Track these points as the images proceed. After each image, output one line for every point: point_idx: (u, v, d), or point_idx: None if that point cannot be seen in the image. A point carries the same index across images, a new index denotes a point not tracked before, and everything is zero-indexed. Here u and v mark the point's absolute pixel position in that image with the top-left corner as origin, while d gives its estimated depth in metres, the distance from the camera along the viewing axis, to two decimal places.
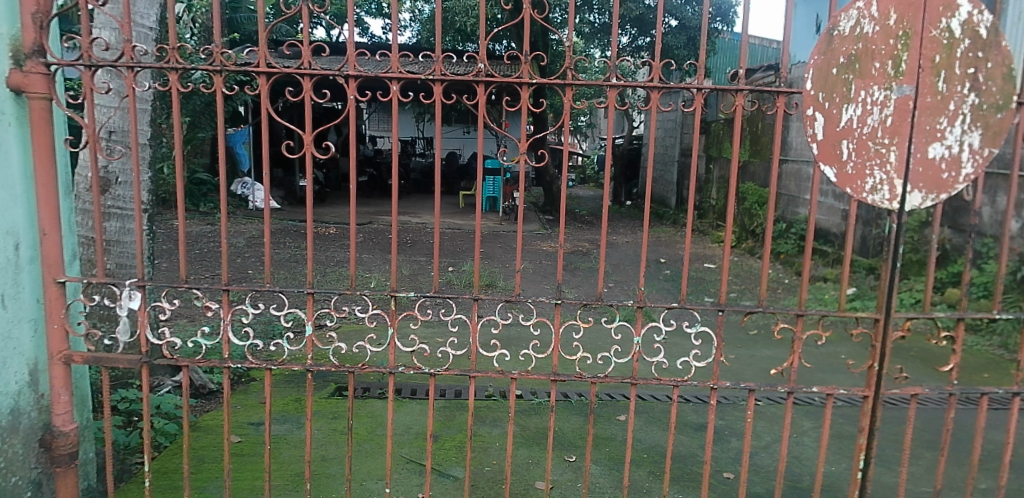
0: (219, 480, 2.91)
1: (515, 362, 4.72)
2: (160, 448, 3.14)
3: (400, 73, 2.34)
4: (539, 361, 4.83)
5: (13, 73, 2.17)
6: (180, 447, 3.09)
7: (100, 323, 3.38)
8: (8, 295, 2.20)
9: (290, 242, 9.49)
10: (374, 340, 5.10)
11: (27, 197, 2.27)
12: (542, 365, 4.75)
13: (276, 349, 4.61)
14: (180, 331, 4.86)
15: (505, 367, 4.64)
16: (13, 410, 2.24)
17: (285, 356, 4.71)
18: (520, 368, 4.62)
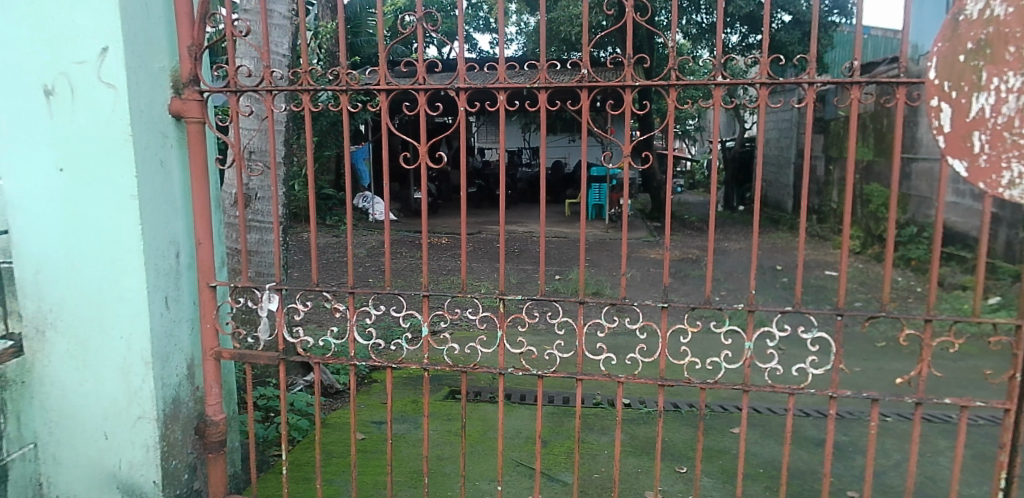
0: (346, 474, 3.13)
1: (621, 367, 4.74)
2: (294, 442, 3.42)
3: (507, 84, 2.44)
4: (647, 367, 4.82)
5: (174, 100, 2.46)
6: (311, 442, 3.34)
7: (243, 325, 3.73)
8: (172, 297, 2.49)
9: (406, 252, 9.95)
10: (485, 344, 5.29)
11: (186, 210, 2.57)
12: (649, 371, 4.74)
13: (396, 349, 4.89)
14: (311, 332, 5.27)
15: (612, 371, 4.67)
16: (175, 398, 2.52)
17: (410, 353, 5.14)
18: (625, 373, 4.63)
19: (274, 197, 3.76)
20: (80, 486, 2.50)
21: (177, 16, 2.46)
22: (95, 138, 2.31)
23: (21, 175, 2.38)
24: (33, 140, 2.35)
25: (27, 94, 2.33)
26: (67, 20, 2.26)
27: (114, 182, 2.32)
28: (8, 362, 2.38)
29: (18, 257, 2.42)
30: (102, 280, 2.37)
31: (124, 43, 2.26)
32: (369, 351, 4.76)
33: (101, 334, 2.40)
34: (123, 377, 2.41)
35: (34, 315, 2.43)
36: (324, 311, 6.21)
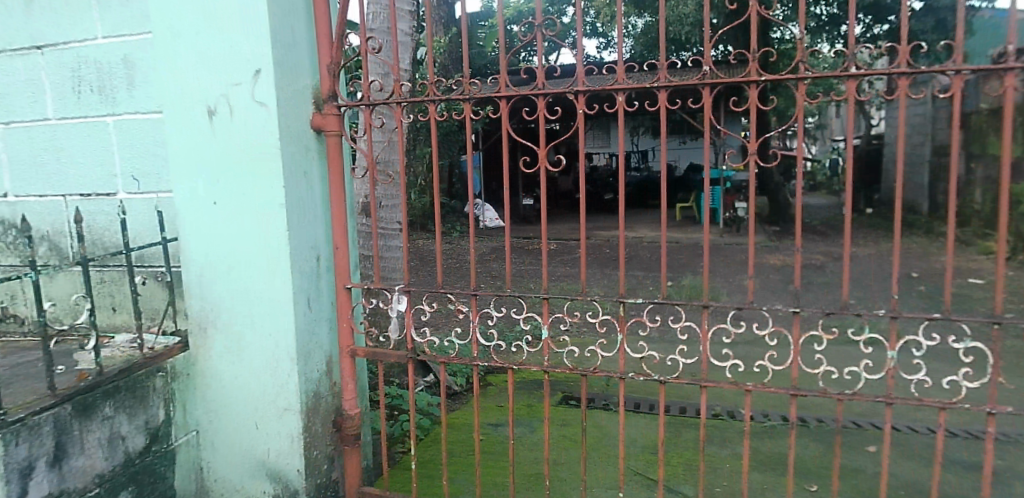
0: (467, 473, 3.21)
1: (750, 374, 4.63)
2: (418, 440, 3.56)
3: (627, 85, 2.43)
4: (778, 376, 4.68)
5: (315, 116, 2.65)
6: (434, 440, 3.46)
7: (375, 325, 3.96)
8: (314, 298, 2.67)
9: (516, 260, 10.14)
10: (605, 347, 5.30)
11: (324, 217, 2.76)
12: (780, 379, 4.60)
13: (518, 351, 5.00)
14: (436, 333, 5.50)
15: (739, 378, 4.58)
16: (317, 392, 2.69)
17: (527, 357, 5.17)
18: (754, 380, 4.53)
19: (400, 206, 4.01)
20: (234, 472, 2.69)
21: (317, 39, 2.66)
22: (249, 152, 2.52)
23: (187, 187, 2.62)
24: (197, 156, 2.58)
25: (192, 115, 2.57)
26: (227, 47, 2.49)
27: (265, 192, 2.52)
28: (177, 356, 2.62)
29: (185, 260, 2.66)
30: (254, 282, 2.57)
31: (274, 66, 2.46)
32: (491, 352, 4.90)
33: (253, 331, 2.60)
34: (272, 371, 2.59)
35: (197, 314, 2.66)
36: (444, 313, 6.38)
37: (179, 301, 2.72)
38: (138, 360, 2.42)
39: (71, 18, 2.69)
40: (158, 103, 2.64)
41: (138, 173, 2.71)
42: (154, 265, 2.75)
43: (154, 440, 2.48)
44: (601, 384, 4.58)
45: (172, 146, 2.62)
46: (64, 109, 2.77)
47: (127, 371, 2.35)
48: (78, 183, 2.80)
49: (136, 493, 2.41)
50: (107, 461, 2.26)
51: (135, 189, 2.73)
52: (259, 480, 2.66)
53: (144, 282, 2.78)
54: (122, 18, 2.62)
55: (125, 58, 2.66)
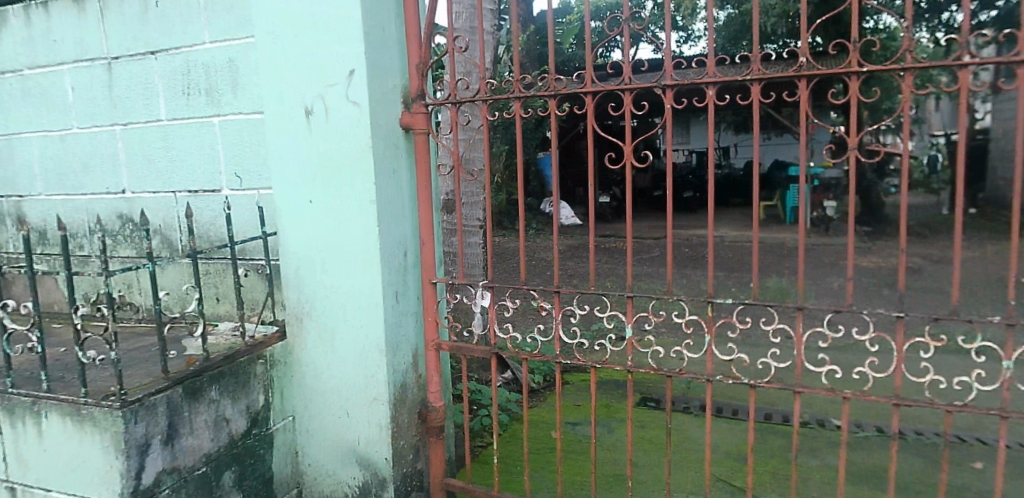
0: (545, 471, 3.20)
1: (848, 381, 4.45)
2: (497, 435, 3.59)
3: (717, 78, 2.35)
4: (880, 384, 4.47)
5: (405, 114, 2.72)
6: (513, 436, 3.48)
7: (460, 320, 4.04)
8: (401, 292, 2.74)
9: (592, 258, 10.12)
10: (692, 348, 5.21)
11: (411, 214, 2.82)
12: (882, 387, 4.40)
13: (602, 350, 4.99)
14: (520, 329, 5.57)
15: (837, 386, 4.41)
16: (404, 384, 2.76)
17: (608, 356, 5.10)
18: (854, 388, 4.35)
19: (481, 202, 4.13)
20: (326, 458, 2.80)
21: (407, 40, 2.74)
22: (342, 150, 2.61)
23: (285, 184, 2.74)
24: (295, 154, 2.70)
25: (291, 115, 2.68)
26: (323, 49, 2.59)
27: (357, 188, 2.60)
28: (275, 345, 2.75)
29: (283, 254, 2.79)
30: (346, 275, 2.67)
31: (367, 66, 2.54)
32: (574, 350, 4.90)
33: (346, 323, 2.69)
34: (362, 362, 2.67)
35: (294, 305, 2.78)
36: (525, 310, 6.40)
37: (278, 293, 2.85)
38: (240, 349, 2.56)
39: (180, 24, 2.85)
40: (260, 104, 2.77)
41: (241, 171, 2.86)
42: (255, 258, 2.90)
43: (254, 423, 2.62)
44: (680, 386, 4.48)
45: (272, 144, 2.74)
46: (175, 110, 2.94)
47: (231, 358, 2.49)
48: (187, 181, 2.98)
49: (238, 473, 2.54)
50: (213, 442, 2.39)
51: (238, 185, 2.88)
52: (350, 467, 2.76)
53: (246, 274, 2.92)
54: (227, 23, 2.76)
55: (229, 61, 2.80)
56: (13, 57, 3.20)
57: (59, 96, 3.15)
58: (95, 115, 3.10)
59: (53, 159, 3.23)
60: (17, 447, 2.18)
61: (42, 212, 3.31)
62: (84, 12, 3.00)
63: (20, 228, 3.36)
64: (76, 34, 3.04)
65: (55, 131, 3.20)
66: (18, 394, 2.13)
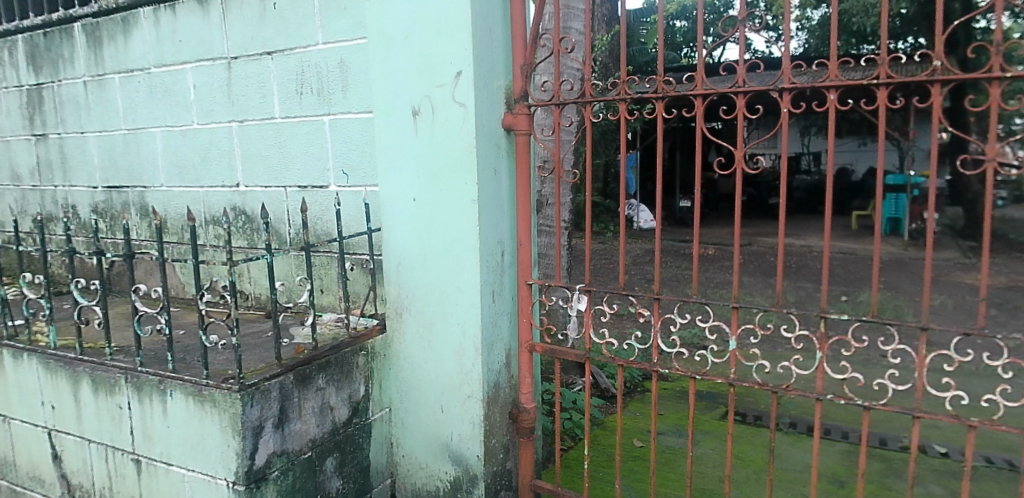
0: (620, 480, 3.12)
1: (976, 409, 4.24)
2: (574, 439, 3.54)
3: (839, 82, 2.19)
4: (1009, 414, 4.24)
5: (507, 115, 2.73)
6: (589, 441, 3.42)
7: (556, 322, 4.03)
8: (497, 292, 2.74)
9: (671, 263, 9.96)
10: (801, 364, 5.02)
11: (510, 214, 2.83)
12: (1011, 417, 4.16)
13: (703, 360, 4.89)
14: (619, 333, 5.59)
15: (964, 412, 4.21)
16: (497, 383, 2.77)
17: (708, 366, 4.95)
18: (983, 415, 4.13)
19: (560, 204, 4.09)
20: (420, 450, 2.86)
21: (513, 40, 2.74)
22: (447, 150, 2.65)
23: (391, 181, 2.81)
24: (400, 152, 2.77)
25: (399, 114, 2.75)
26: (432, 50, 2.63)
27: (460, 187, 2.63)
28: (376, 337, 2.84)
29: (386, 250, 2.86)
30: (445, 272, 2.71)
31: (474, 67, 2.55)
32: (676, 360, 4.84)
33: (444, 320, 2.73)
34: (459, 360, 2.70)
35: (394, 300, 2.85)
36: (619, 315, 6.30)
37: (380, 287, 2.93)
38: (344, 340, 2.65)
39: (296, 25, 2.97)
40: (369, 103, 2.86)
41: (348, 168, 2.96)
42: (359, 253, 2.99)
43: (356, 413, 2.71)
44: (768, 402, 4.31)
45: (380, 142, 2.82)
46: (289, 109, 3.07)
47: (337, 348, 2.58)
48: (298, 177, 3.10)
49: (340, 459, 2.63)
50: (319, 428, 2.48)
51: (345, 182, 2.98)
52: (442, 461, 2.80)
53: (351, 268, 3.02)
54: (340, 24, 2.85)
55: (341, 62, 2.90)
56: (141, 56, 3.41)
57: (182, 94, 3.34)
58: (215, 112, 3.27)
59: (174, 152, 3.43)
60: (144, 422, 2.32)
61: (165, 203, 3.53)
62: (209, 13, 3.16)
63: (144, 217, 3.60)
64: (200, 36, 3.21)
65: (178, 127, 3.40)
66: (147, 372, 2.27)
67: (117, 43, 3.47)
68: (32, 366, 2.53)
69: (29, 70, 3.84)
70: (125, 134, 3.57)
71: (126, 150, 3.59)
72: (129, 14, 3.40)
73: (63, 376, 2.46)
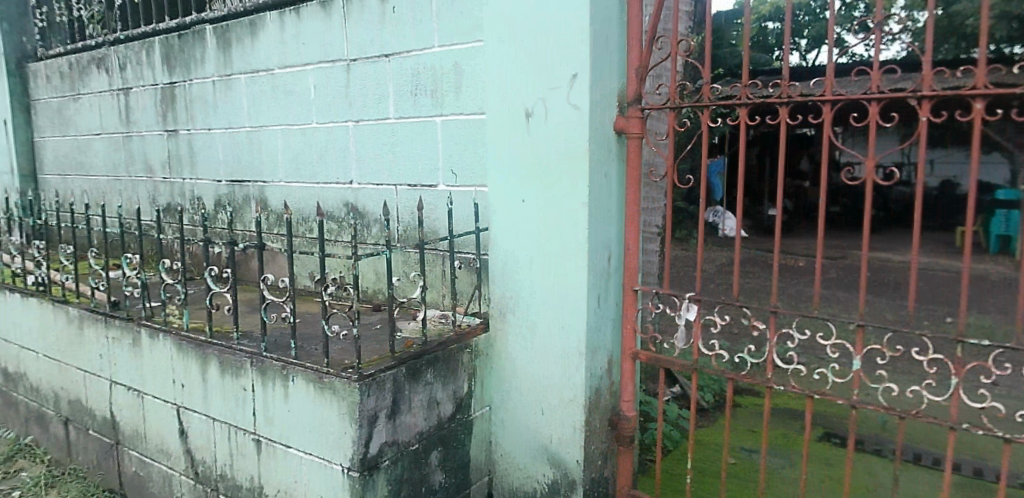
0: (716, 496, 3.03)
1: None
2: (667, 451, 3.48)
3: (989, 89, 1.97)
4: None
5: (619, 118, 2.69)
6: (683, 454, 3.35)
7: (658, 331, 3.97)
8: (603, 297, 2.70)
9: (758, 273, 9.63)
10: (932, 391, 4.64)
11: (618, 219, 2.79)
12: None
13: (821, 378, 4.63)
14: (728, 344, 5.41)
15: None
16: (598, 390, 2.73)
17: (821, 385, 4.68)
18: None
19: (660, 209, 4.02)
20: (519, 451, 2.87)
21: (628, 42, 2.70)
22: (558, 152, 2.64)
23: (500, 182, 2.84)
24: (510, 153, 2.79)
25: (512, 116, 2.76)
26: (548, 53, 2.63)
27: (570, 190, 2.61)
28: (479, 336, 2.88)
29: (493, 250, 2.89)
30: (551, 275, 2.70)
31: (590, 70, 2.53)
32: (791, 378, 4.62)
33: (548, 321, 2.72)
34: (562, 364, 2.69)
35: (498, 300, 2.87)
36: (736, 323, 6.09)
37: (485, 286, 2.97)
38: (451, 337, 2.70)
39: (415, 28, 3.05)
40: (481, 105, 2.90)
41: (457, 168, 3.02)
42: (466, 252, 3.04)
43: (459, 409, 2.75)
44: (868, 425, 3.89)
45: (491, 144, 2.85)
46: (403, 110, 3.16)
47: (444, 345, 2.63)
48: (408, 176, 3.19)
49: (443, 454, 2.68)
50: (426, 421, 2.54)
51: (454, 181, 3.04)
52: (541, 463, 2.81)
53: (459, 267, 3.09)
54: (457, 27, 2.91)
55: (456, 64, 2.95)
56: (266, 57, 3.60)
57: (302, 93, 3.51)
58: (332, 112, 3.41)
59: (293, 149, 3.61)
60: (265, 406, 2.44)
61: (281, 197, 3.72)
62: (331, 16, 3.30)
63: (262, 210, 3.81)
64: (321, 38, 3.36)
65: (297, 125, 3.57)
66: (271, 357, 2.40)
67: (244, 45, 3.68)
68: (166, 346, 2.72)
69: (163, 69, 4.13)
70: (248, 131, 3.78)
71: (249, 146, 3.80)
72: (255, 18, 3.60)
73: (193, 357, 2.63)
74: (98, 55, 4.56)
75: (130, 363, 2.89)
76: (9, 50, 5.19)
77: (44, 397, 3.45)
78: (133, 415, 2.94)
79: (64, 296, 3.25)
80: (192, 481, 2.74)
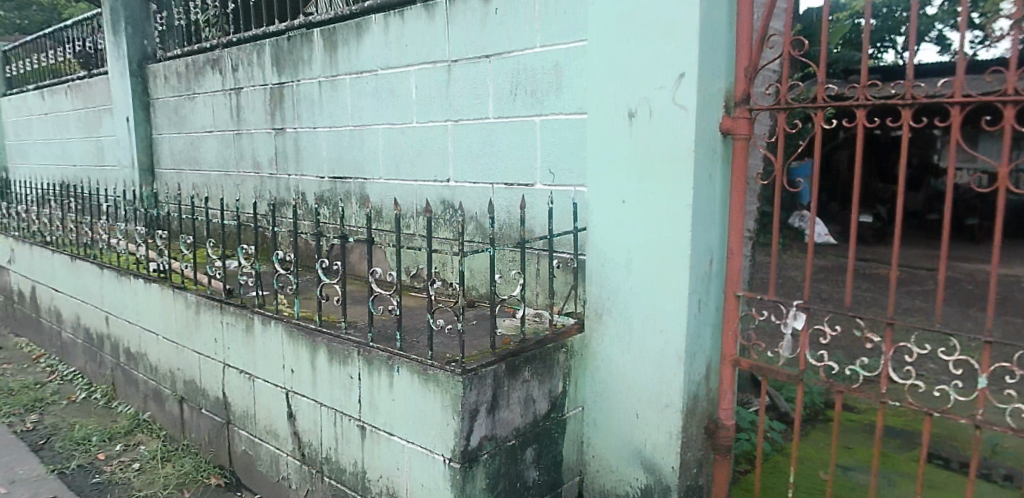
0: None
1: None
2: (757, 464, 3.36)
3: None
4: None
5: (726, 119, 2.62)
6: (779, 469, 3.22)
7: None
8: (705, 301, 2.63)
9: (847, 281, 9.19)
10: None
11: (721, 221, 2.72)
12: None
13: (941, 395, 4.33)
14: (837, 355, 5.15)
15: None
16: (696, 396, 2.67)
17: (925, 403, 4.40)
18: None
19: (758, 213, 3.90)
20: (612, 452, 2.85)
21: (738, 42, 2.63)
22: (662, 153, 2.60)
23: (599, 182, 2.83)
24: (612, 154, 2.77)
25: (614, 116, 2.74)
26: (653, 52, 2.59)
27: (673, 192, 2.57)
28: (574, 336, 2.89)
29: (590, 250, 2.89)
30: (650, 277, 2.66)
31: (698, 70, 2.47)
32: (908, 392, 4.34)
33: (646, 324, 2.69)
34: (659, 368, 2.65)
35: (595, 300, 2.87)
36: (846, 336, 5.78)
37: (582, 286, 2.97)
38: (547, 336, 2.72)
39: (517, 29, 3.08)
40: (582, 105, 2.90)
41: (556, 168, 3.04)
42: (564, 251, 3.05)
43: (554, 407, 2.77)
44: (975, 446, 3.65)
45: (592, 143, 2.85)
46: (503, 110, 3.20)
47: (541, 344, 2.65)
48: (506, 175, 3.24)
49: (538, 451, 2.70)
50: (523, 418, 2.57)
51: (552, 181, 3.06)
52: (635, 467, 2.78)
53: (557, 266, 3.10)
54: (560, 27, 2.92)
55: (558, 65, 2.96)
56: (370, 59, 3.73)
57: (404, 93, 3.61)
58: (432, 112, 3.50)
59: (394, 148, 3.72)
60: (371, 394, 2.53)
61: (381, 193, 3.85)
62: (434, 19, 3.38)
63: (361, 205, 3.95)
64: (425, 40, 3.45)
65: (398, 124, 3.68)
66: (378, 348, 2.49)
67: (350, 47, 3.82)
68: (277, 333, 2.87)
69: (272, 70, 4.35)
70: (351, 129, 3.93)
71: (351, 144, 3.95)
72: (361, 21, 3.74)
73: (302, 344, 2.76)
74: (213, 57, 4.85)
75: (243, 347, 3.06)
76: (133, 52, 5.62)
77: (161, 376, 3.71)
78: (244, 397, 3.12)
79: (183, 283, 3.48)
80: (297, 462, 2.88)
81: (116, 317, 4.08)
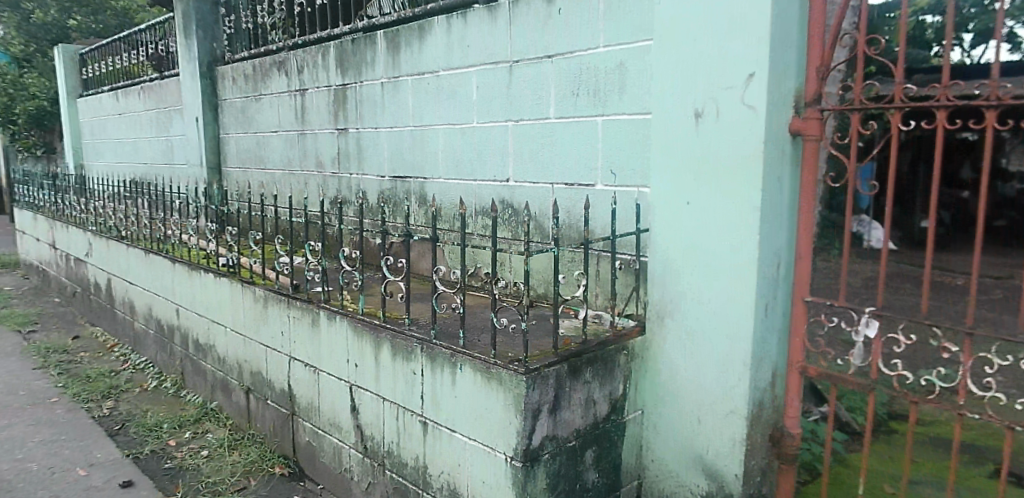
0: None
1: None
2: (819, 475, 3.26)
3: None
4: None
5: (796, 120, 2.56)
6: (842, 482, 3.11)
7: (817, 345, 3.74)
8: (772, 306, 2.57)
9: (911, 289, 8.83)
10: None
11: (790, 225, 2.65)
12: None
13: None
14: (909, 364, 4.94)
15: None
16: (761, 404, 2.62)
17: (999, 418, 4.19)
18: None
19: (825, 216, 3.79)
20: (672, 457, 2.82)
21: (810, 40, 2.56)
22: (729, 155, 2.55)
23: (664, 183, 2.80)
24: (677, 155, 2.73)
25: (680, 117, 2.71)
26: (721, 52, 2.54)
27: (741, 195, 2.52)
28: (635, 338, 2.86)
29: (652, 252, 2.87)
30: (715, 281, 2.62)
31: (768, 70, 2.42)
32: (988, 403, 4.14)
33: (710, 328, 2.65)
34: (724, 373, 2.61)
35: (657, 303, 2.84)
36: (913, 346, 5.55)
37: (643, 288, 2.95)
38: (609, 338, 2.71)
39: (581, 29, 3.07)
40: (647, 105, 2.88)
41: (618, 168, 3.02)
42: (625, 252, 3.03)
43: (613, 410, 2.76)
44: None
45: (656, 144, 2.82)
46: (564, 110, 3.20)
47: (603, 346, 2.64)
48: (566, 175, 3.24)
49: (597, 453, 2.69)
50: (583, 419, 2.56)
51: (613, 181, 3.04)
52: (696, 473, 2.74)
53: (618, 267, 3.08)
54: (625, 27, 2.90)
55: (622, 65, 2.95)
56: (432, 60, 3.78)
57: (466, 94, 3.65)
58: (493, 112, 3.52)
59: (454, 148, 3.77)
60: (433, 391, 2.57)
61: (440, 193, 3.90)
62: (497, 20, 3.40)
63: (421, 204, 4.01)
64: (487, 41, 3.48)
65: (459, 125, 3.72)
66: (441, 345, 2.52)
67: (413, 49, 3.89)
68: (342, 328, 2.94)
69: (336, 71, 4.46)
70: (412, 130, 4.00)
71: (412, 144, 4.01)
72: (423, 23, 3.79)
73: (366, 339, 2.82)
74: (279, 59, 5.00)
75: (309, 342, 3.14)
76: (203, 54, 5.85)
77: (228, 367, 3.84)
78: (308, 389, 3.20)
79: (252, 278, 3.60)
80: (359, 455, 2.94)
81: (186, 310, 4.25)
